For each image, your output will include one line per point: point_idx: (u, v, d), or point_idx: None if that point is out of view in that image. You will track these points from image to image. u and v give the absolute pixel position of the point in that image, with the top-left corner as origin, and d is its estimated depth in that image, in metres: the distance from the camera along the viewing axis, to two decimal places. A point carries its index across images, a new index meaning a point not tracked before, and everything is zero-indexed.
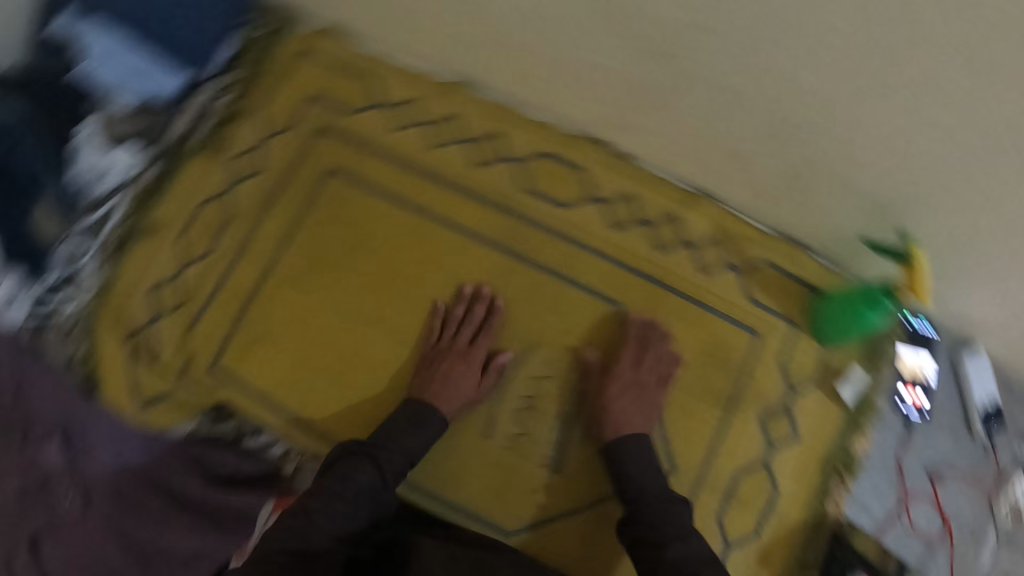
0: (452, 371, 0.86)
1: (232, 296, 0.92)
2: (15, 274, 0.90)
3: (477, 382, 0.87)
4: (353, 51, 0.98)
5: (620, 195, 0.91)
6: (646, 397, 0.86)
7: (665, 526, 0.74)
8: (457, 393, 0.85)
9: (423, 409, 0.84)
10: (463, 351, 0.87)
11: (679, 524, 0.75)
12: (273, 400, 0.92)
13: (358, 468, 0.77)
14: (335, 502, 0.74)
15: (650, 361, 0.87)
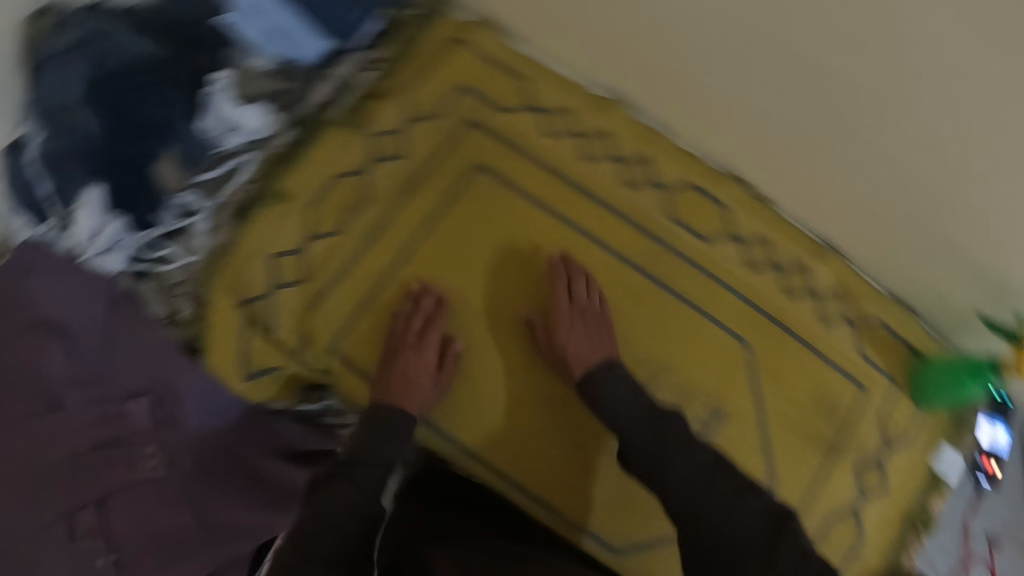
0: (415, 366, 0.85)
1: (360, 277, 0.88)
2: (120, 219, 0.93)
3: (432, 371, 0.86)
4: (507, 47, 0.96)
5: (758, 238, 0.94)
6: (597, 321, 0.87)
7: (660, 447, 0.73)
8: (416, 384, 0.84)
9: (389, 410, 0.82)
10: (415, 343, 0.86)
11: (666, 434, 0.74)
12: (401, 395, 0.89)
13: (332, 483, 0.73)
14: (324, 516, 0.69)
15: (584, 291, 0.88)
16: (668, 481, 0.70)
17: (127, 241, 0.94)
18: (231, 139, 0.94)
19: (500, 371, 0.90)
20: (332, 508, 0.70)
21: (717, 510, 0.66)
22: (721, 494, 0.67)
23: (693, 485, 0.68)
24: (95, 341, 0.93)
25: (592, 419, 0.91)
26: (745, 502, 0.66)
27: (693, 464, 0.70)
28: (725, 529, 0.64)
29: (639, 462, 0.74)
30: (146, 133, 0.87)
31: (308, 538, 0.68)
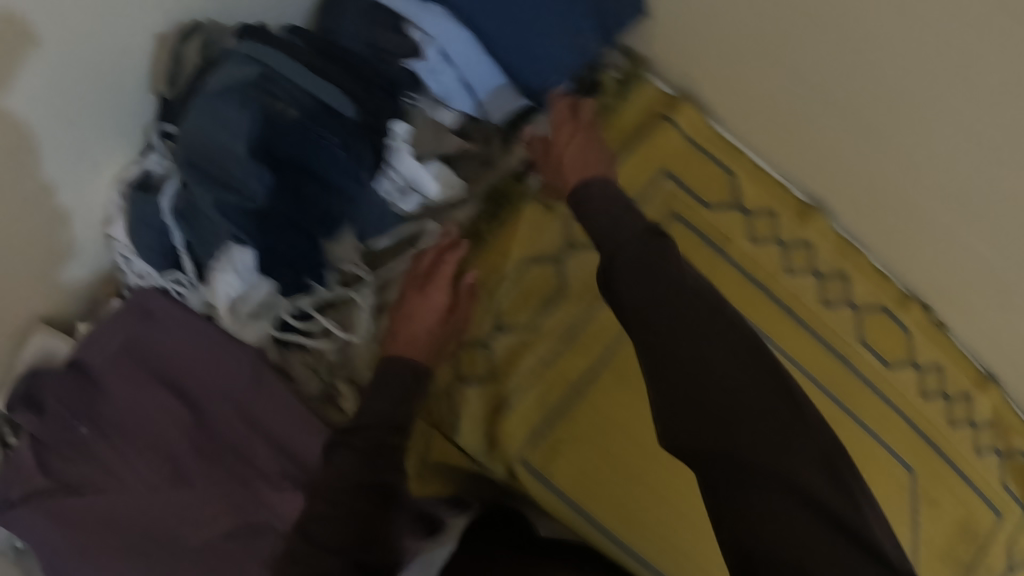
0: (426, 312, 0.76)
1: (557, 377, 0.81)
2: (270, 283, 0.82)
3: (442, 317, 0.77)
4: (710, 133, 0.90)
5: (933, 366, 0.92)
6: (591, 139, 0.80)
7: (674, 318, 0.61)
8: (427, 334, 0.75)
9: (393, 366, 0.72)
10: (421, 276, 0.78)
11: (668, 300, 0.62)
12: (582, 507, 0.80)
13: (336, 456, 0.67)
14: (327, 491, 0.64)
15: (582, 133, 0.81)
16: (660, 351, 0.60)
17: (274, 306, 0.83)
18: (404, 199, 0.82)
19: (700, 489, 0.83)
20: (337, 481, 0.65)
21: (719, 398, 0.57)
22: (730, 385, 0.57)
23: (695, 355, 0.59)
24: (241, 420, 0.86)
25: None
26: (745, 384, 0.57)
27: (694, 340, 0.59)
28: (719, 402, 0.56)
29: (649, 318, 0.62)
30: (324, 192, 0.77)
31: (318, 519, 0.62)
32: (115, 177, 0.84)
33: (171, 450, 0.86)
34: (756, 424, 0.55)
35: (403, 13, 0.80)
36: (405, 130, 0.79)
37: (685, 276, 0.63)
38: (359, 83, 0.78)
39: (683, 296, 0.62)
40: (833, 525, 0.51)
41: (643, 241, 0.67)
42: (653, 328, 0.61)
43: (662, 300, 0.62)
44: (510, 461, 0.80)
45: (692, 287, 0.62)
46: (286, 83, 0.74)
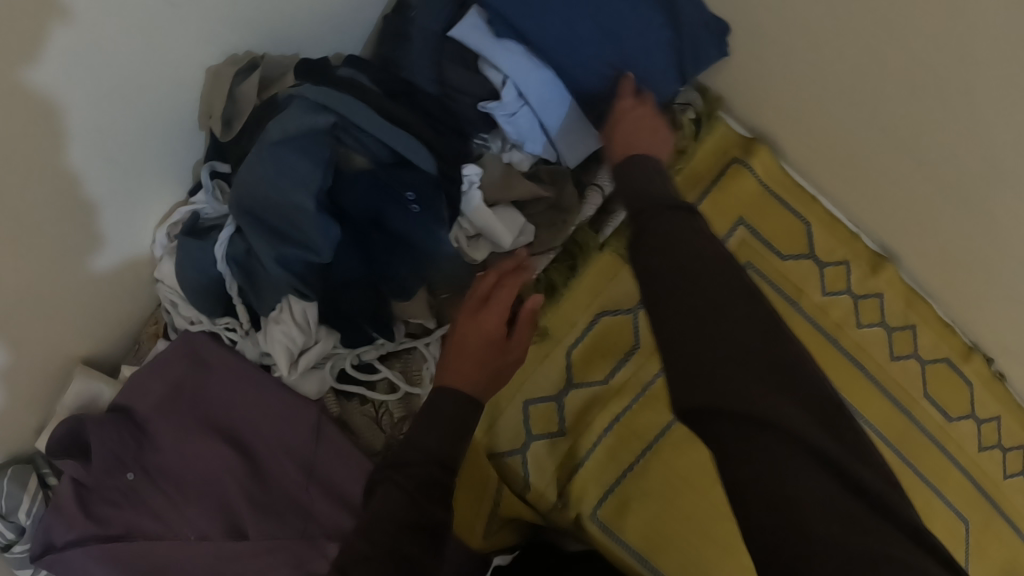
0: (481, 335, 0.70)
1: (631, 433, 0.80)
2: (334, 335, 0.79)
3: (496, 343, 0.71)
4: (786, 180, 0.87)
5: (990, 417, 0.92)
6: (649, 123, 0.72)
7: (691, 279, 0.50)
8: (478, 361, 0.68)
9: (440, 398, 0.65)
10: (478, 304, 0.71)
11: (681, 250, 0.51)
12: (653, 564, 0.80)
13: (379, 493, 0.59)
14: (378, 538, 0.56)
15: (637, 116, 0.72)
16: (661, 296, 0.50)
17: (337, 357, 0.81)
18: (475, 249, 0.78)
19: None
20: (384, 523, 0.57)
21: (709, 338, 0.46)
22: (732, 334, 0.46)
23: (696, 296, 0.49)
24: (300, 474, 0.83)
25: None
26: (754, 335, 0.46)
27: (695, 283, 0.49)
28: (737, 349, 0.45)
29: (648, 274, 0.53)
30: (398, 247, 0.73)
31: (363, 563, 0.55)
32: (161, 220, 0.79)
33: (228, 499, 0.84)
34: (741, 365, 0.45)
35: (476, 48, 0.73)
36: (477, 175, 0.76)
37: (695, 232, 0.53)
38: (430, 127, 0.75)
39: (685, 237, 0.52)
40: (833, 481, 0.41)
41: (657, 199, 0.58)
42: (656, 277, 0.51)
43: (665, 251, 0.51)
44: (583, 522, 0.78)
45: (701, 234, 0.53)
46: (357, 131, 0.71)
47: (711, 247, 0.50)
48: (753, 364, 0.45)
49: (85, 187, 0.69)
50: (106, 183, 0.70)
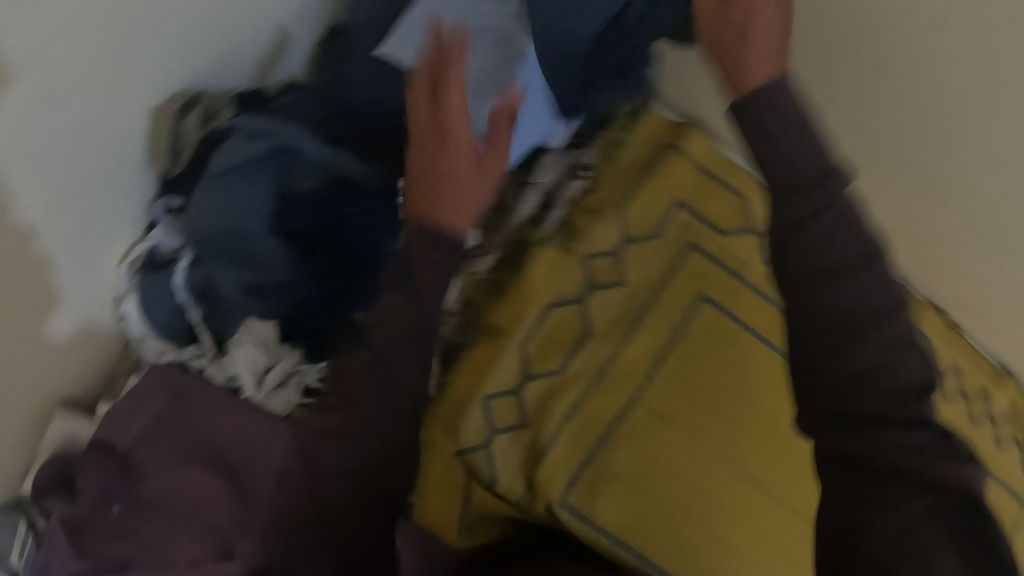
0: (450, 166, 0.60)
1: (593, 417, 0.81)
2: (295, 353, 0.81)
3: (471, 171, 0.61)
4: (722, 159, 0.89)
5: (951, 367, 0.95)
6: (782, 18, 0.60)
7: (851, 301, 0.55)
8: (463, 190, 0.61)
9: (425, 228, 0.61)
10: (433, 102, 0.60)
11: (849, 269, 0.56)
12: (629, 544, 0.82)
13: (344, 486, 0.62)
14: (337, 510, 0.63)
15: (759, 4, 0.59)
16: (819, 301, 0.56)
17: (301, 373, 0.83)
18: None
19: (744, 517, 0.84)
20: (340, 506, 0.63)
21: (853, 351, 0.54)
22: (874, 361, 0.54)
23: (838, 330, 0.55)
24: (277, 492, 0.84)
25: (749, 497, 0.85)
26: (902, 370, 0.54)
27: (862, 304, 0.55)
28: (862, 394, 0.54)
29: (810, 294, 0.56)
30: (348, 261, 0.76)
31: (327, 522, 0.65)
32: (121, 258, 0.82)
33: (218, 519, 0.86)
34: (865, 403, 0.54)
35: (403, 64, 0.76)
36: None
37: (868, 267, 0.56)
38: (370, 143, 0.78)
39: (843, 254, 0.56)
40: (934, 521, 0.50)
41: (815, 194, 0.57)
42: (805, 280, 0.56)
43: (828, 266, 0.56)
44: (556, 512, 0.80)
45: (873, 255, 0.57)
46: (297, 154, 0.73)
47: (870, 293, 0.55)
48: (879, 390, 0.54)
49: (40, 244, 0.70)
50: (63, 239, 0.72)
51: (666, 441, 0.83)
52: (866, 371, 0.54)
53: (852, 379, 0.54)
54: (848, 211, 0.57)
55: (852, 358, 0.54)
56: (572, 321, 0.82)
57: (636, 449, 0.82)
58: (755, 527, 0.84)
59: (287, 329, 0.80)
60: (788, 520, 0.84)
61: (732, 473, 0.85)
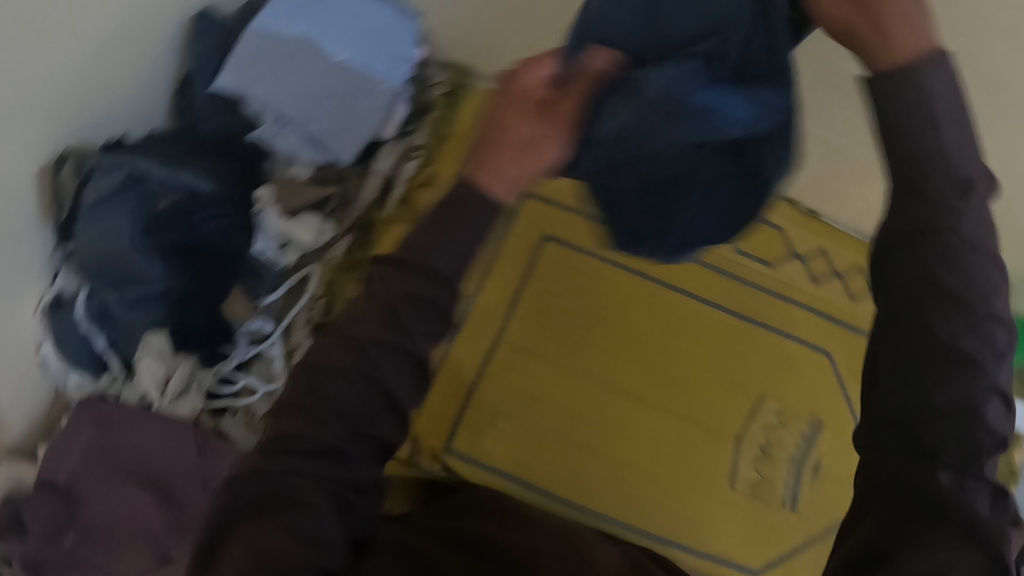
0: (500, 139, 0.57)
1: (463, 365, 0.88)
2: (190, 358, 0.90)
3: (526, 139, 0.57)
4: None
5: (817, 251, 0.97)
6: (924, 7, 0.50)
7: (998, 355, 0.48)
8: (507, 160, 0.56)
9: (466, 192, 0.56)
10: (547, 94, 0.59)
11: (970, 298, 0.47)
12: (518, 476, 0.86)
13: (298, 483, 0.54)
14: (280, 498, 0.53)
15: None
16: (912, 317, 0.48)
17: (200, 378, 0.91)
18: (283, 252, 0.91)
19: (627, 431, 0.88)
20: (287, 486, 0.53)
21: (933, 390, 0.47)
22: (936, 388, 0.47)
23: (909, 343, 0.48)
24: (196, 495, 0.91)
25: (627, 412, 0.88)
26: (979, 429, 0.46)
27: (977, 347, 0.47)
28: (935, 431, 0.46)
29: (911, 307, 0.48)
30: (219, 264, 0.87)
31: (259, 524, 0.52)
32: (36, 307, 0.91)
33: (158, 534, 0.92)
34: (950, 448, 0.46)
35: (232, 92, 0.90)
36: (269, 194, 0.90)
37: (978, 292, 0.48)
38: (219, 164, 0.88)
39: (914, 273, 0.48)
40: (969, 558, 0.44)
41: (946, 203, 0.48)
42: (916, 289, 0.48)
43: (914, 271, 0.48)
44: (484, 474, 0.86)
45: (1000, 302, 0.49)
46: (148, 178, 0.84)
47: (997, 332, 0.48)
48: (920, 409, 0.47)
49: None
50: None
51: (536, 373, 0.88)
52: (982, 411, 0.47)
53: (969, 410, 0.47)
54: (993, 252, 0.49)
55: (950, 390, 0.47)
56: None
57: (508, 386, 0.87)
58: (640, 438, 0.88)
59: (181, 339, 0.90)
60: (669, 427, 0.89)
61: (606, 392, 0.89)
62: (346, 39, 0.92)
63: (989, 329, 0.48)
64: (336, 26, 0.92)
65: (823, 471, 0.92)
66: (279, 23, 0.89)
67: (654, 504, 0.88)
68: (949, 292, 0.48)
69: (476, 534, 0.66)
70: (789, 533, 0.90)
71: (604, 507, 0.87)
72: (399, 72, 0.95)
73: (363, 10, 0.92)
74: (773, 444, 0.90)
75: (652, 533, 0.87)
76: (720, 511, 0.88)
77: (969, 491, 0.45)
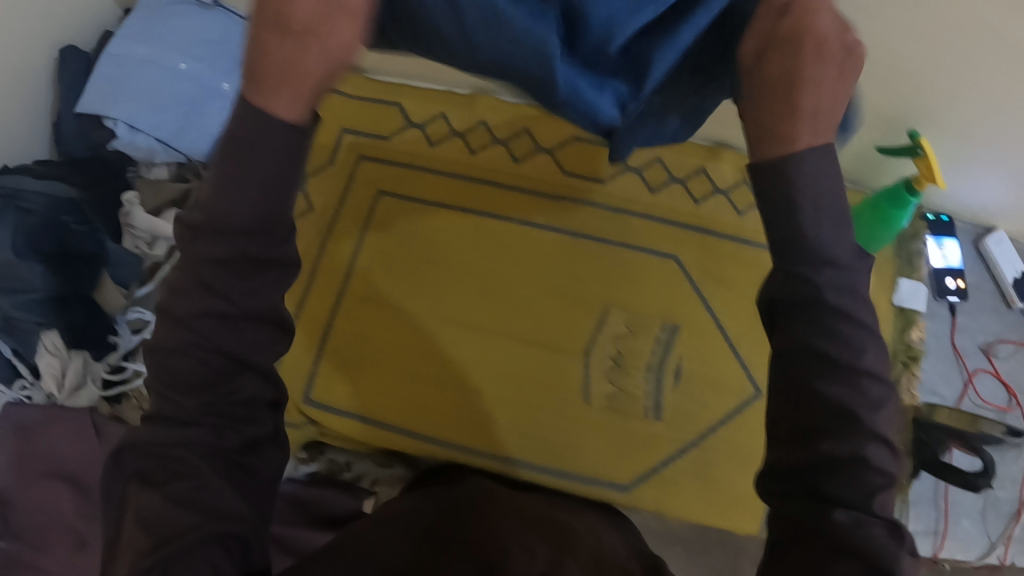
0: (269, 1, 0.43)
1: (312, 320, 0.93)
2: (82, 354, 0.97)
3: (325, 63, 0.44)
4: (370, 82, 1.04)
5: (653, 160, 0.97)
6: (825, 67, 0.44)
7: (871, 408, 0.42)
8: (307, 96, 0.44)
9: None
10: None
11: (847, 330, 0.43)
12: (374, 419, 0.89)
13: (179, 476, 0.43)
14: (167, 467, 0.44)
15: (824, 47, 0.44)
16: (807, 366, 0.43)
17: (93, 372, 0.99)
18: (154, 245, 1.01)
19: (476, 361, 0.90)
20: (173, 455, 0.44)
21: (830, 426, 0.42)
22: (822, 440, 0.42)
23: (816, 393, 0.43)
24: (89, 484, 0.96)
25: (474, 345, 0.90)
26: (868, 473, 0.41)
27: (853, 402, 0.42)
28: (839, 467, 0.41)
29: (806, 353, 0.44)
30: (78, 260, 0.95)
31: (146, 492, 0.43)
32: None
33: (55, 529, 0.94)
34: (854, 484, 0.41)
35: (92, 112, 0.98)
36: (134, 197, 1.00)
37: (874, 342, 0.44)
38: (84, 175, 0.99)
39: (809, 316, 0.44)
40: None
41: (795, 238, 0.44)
42: (791, 354, 0.44)
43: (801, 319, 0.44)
44: (514, 466, 0.87)
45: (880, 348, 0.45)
46: (19, 193, 0.92)
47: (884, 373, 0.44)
48: (808, 461, 0.42)
49: None
50: None
51: (379, 318, 0.92)
52: (869, 469, 0.41)
53: (854, 467, 0.41)
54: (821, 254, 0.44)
55: (841, 442, 0.41)
56: None
57: (356, 333, 0.92)
58: (489, 366, 0.89)
59: (71, 337, 0.96)
60: (516, 353, 0.89)
61: (450, 328, 0.91)
62: (187, 48, 1.01)
63: (862, 383, 0.42)
64: (176, 37, 1.01)
65: (687, 375, 0.89)
66: (126, 45, 1.00)
67: (512, 429, 0.88)
68: (816, 349, 0.43)
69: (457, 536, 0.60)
70: (656, 443, 0.88)
71: (460, 438, 0.88)
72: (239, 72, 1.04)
73: (202, 22, 1.02)
74: (624, 355, 0.89)
75: (514, 460, 0.87)
76: (578, 429, 0.88)
77: (868, 529, 0.40)
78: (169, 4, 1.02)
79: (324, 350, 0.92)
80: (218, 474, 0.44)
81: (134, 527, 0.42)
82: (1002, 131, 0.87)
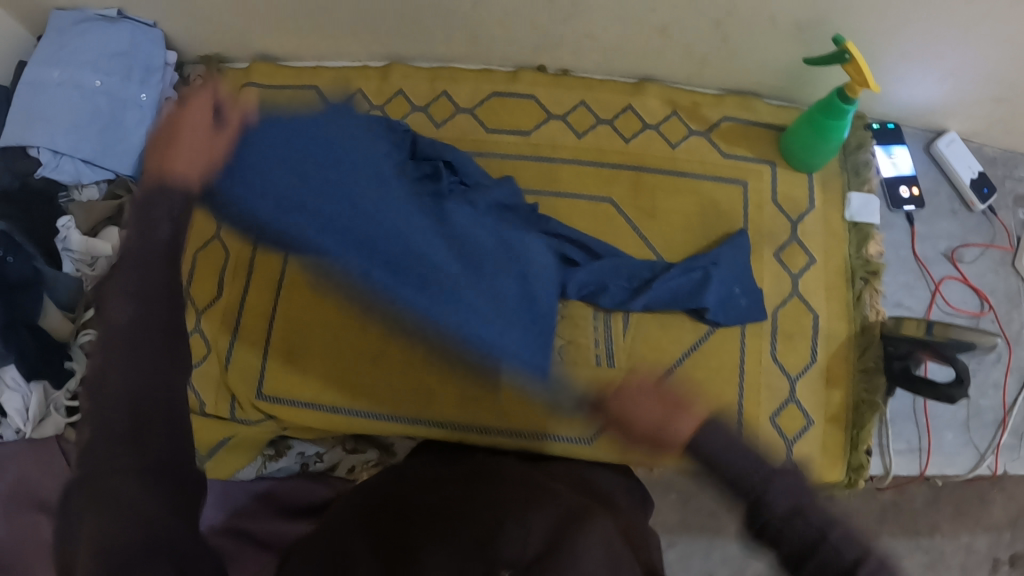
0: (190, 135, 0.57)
1: (254, 314, 0.97)
2: (42, 383, 0.94)
3: (208, 133, 0.59)
4: (287, 73, 1.05)
5: (575, 104, 0.99)
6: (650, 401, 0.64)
7: (792, 507, 0.55)
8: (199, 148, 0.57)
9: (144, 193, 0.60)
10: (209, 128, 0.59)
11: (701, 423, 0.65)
12: (322, 406, 0.91)
13: (96, 500, 0.42)
14: (100, 483, 0.42)
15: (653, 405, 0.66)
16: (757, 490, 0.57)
17: (56, 400, 0.95)
18: (96, 266, 1.00)
19: None
20: (107, 468, 0.42)
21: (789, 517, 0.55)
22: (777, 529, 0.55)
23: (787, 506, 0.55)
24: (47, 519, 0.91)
25: None
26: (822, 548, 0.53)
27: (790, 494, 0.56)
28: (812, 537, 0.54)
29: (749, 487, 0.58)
30: (18, 289, 0.91)
31: (91, 511, 0.42)
32: None
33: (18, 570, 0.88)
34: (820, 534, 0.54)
35: (12, 142, 0.97)
36: (69, 221, 0.99)
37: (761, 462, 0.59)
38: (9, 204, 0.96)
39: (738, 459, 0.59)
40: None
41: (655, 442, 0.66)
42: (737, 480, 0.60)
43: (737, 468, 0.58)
44: (546, 441, 0.85)
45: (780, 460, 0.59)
46: None
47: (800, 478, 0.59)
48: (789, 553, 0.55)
49: None
50: None
51: (319, 304, 0.93)
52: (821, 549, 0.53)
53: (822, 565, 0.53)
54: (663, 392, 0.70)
55: (802, 526, 0.54)
56: (216, 260, 1.01)
57: (296, 323, 0.94)
58: None
59: (26, 368, 0.92)
60: None
61: None
62: (97, 64, 1.00)
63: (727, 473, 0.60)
64: (83, 53, 0.99)
65: (635, 316, 0.89)
66: (39, 70, 0.99)
67: (465, 394, 0.88)
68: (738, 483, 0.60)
69: (458, 520, 0.51)
70: None
71: (412, 414, 0.89)
72: (154, 80, 1.04)
73: (105, 34, 1.00)
74: (567, 307, 0.89)
75: (463, 427, 0.86)
76: (529, 388, 0.87)
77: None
78: (75, 23, 1.00)
79: (271, 343, 0.95)
80: (155, 475, 0.43)
81: (87, 547, 0.41)
82: (931, 27, 0.82)
